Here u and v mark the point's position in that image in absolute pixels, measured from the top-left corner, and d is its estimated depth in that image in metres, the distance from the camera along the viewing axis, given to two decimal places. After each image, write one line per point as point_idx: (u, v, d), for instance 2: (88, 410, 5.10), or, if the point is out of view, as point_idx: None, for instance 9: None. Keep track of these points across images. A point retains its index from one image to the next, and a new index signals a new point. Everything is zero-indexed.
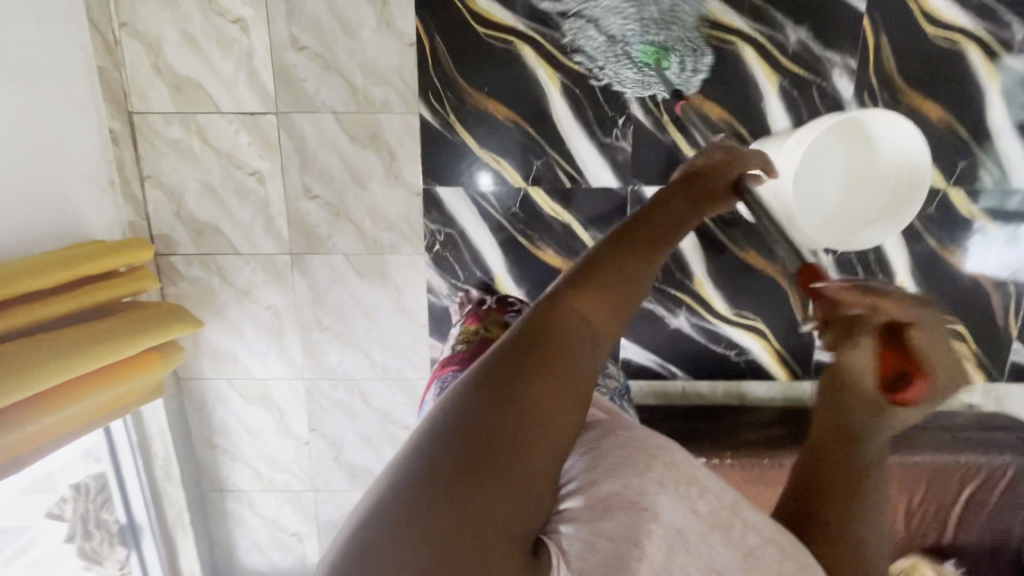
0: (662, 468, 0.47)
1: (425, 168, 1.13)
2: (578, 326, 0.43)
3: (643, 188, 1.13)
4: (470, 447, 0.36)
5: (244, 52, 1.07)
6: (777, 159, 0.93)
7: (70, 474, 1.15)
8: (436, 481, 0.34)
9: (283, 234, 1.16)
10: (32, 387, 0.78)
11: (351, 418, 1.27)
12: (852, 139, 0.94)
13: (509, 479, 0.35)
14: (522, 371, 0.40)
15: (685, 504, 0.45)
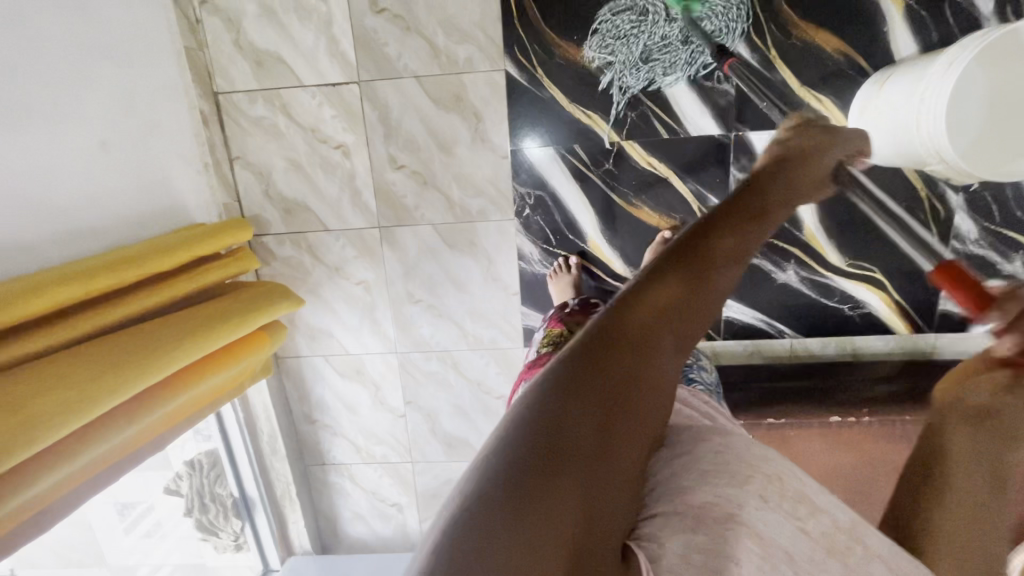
0: (764, 482, 0.43)
1: (512, 129, 1.07)
2: (653, 322, 0.42)
3: (748, 133, 1.05)
4: (552, 438, 0.33)
5: (323, 20, 1.04)
6: (918, 91, 0.84)
7: (183, 451, 1.18)
8: (522, 464, 0.32)
9: (371, 207, 1.14)
10: (174, 359, 0.78)
11: (445, 390, 1.27)
12: (1004, 58, 0.82)
13: (581, 468, 0.33)
14: (593, 357, 0.39)
15: (790, 520, 0.42)
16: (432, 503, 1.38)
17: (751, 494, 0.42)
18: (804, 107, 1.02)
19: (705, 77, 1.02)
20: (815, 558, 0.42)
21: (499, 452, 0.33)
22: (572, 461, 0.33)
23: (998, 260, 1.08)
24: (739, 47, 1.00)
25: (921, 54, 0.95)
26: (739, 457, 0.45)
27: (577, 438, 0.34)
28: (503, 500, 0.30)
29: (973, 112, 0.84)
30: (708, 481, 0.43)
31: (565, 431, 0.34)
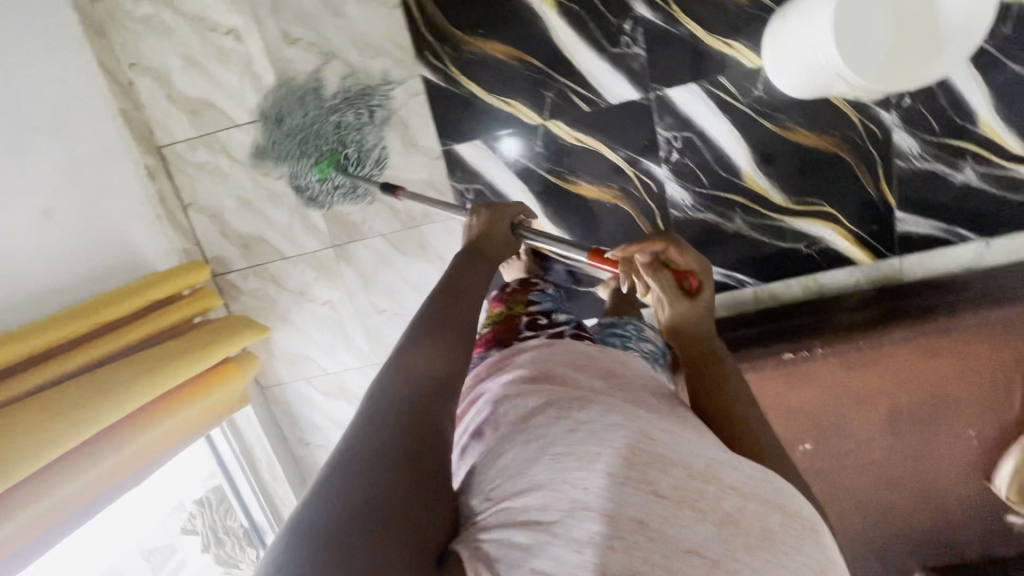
0: (610, 453, 0.41)
1: (440, 130, 1.10)
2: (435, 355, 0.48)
3: (667, 92, 1.05)
4: (378, 462, 0.37)
5: (243, 60, 1.09)
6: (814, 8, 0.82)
7: (192, 490, 1.23)
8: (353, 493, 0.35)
9: (322, 228, 1.18)
10: (128, 401, 0.86)
11: None
12: None
13: (405, 478, 0.38)
14: (396, 384, 0.44)
15: (639, 487, 0.39)
16: None
17: (598, 473, 0.40)
18: (716, 56, 1.02)
19: (613, 45, 1.03)
20: (670, 515, 0.39)
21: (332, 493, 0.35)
22: (397, 476, 0.38)
23: (947, 172, 1.05)
24: (640, 9, 1.01)
25: None
26: (587, 428, 0.41)
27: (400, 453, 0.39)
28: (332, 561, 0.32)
29: (872, 21, 0.81)
30: (545, 454, 0.41)
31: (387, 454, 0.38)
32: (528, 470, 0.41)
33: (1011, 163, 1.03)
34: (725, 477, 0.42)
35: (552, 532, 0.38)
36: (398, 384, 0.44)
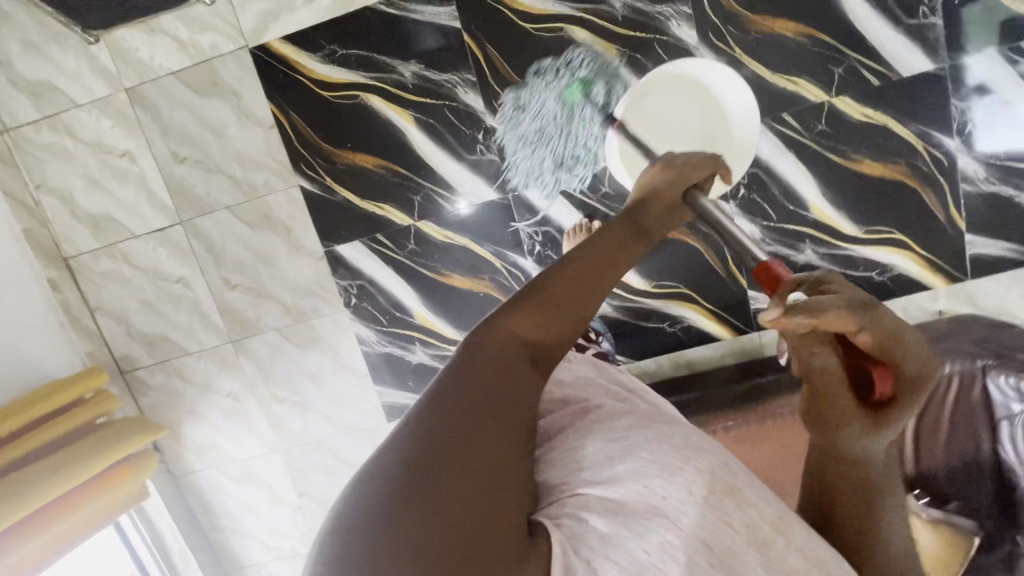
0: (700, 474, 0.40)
1: (319, 232, 1.19)
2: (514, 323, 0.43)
3: (523, 192, 1.14)
4: (443, 426, 0.35)
5: (139, 178, 1.19)
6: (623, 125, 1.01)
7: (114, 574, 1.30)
8: (422, 451, 0.34)
9: (220, 325, 1.26)
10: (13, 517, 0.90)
11: (331, 476, 1.34)
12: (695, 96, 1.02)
13: (485, 457, 0.35)
14: (488, 359, 0.40)
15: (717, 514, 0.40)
16: None
17: (677, 486, 0.39)
18: None
19: (469, 153, 1.13)
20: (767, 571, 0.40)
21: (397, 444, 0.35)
22: (483, 440, 0.36)
23: (789, 252, 1.13)
24: (490, 121, 1.10)
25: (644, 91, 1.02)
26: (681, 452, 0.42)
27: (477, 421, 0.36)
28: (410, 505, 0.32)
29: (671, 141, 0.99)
30: (630, 456, 0.41)
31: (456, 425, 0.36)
32: (611, 465, 0.41)
33: (845, 243, 1.11)
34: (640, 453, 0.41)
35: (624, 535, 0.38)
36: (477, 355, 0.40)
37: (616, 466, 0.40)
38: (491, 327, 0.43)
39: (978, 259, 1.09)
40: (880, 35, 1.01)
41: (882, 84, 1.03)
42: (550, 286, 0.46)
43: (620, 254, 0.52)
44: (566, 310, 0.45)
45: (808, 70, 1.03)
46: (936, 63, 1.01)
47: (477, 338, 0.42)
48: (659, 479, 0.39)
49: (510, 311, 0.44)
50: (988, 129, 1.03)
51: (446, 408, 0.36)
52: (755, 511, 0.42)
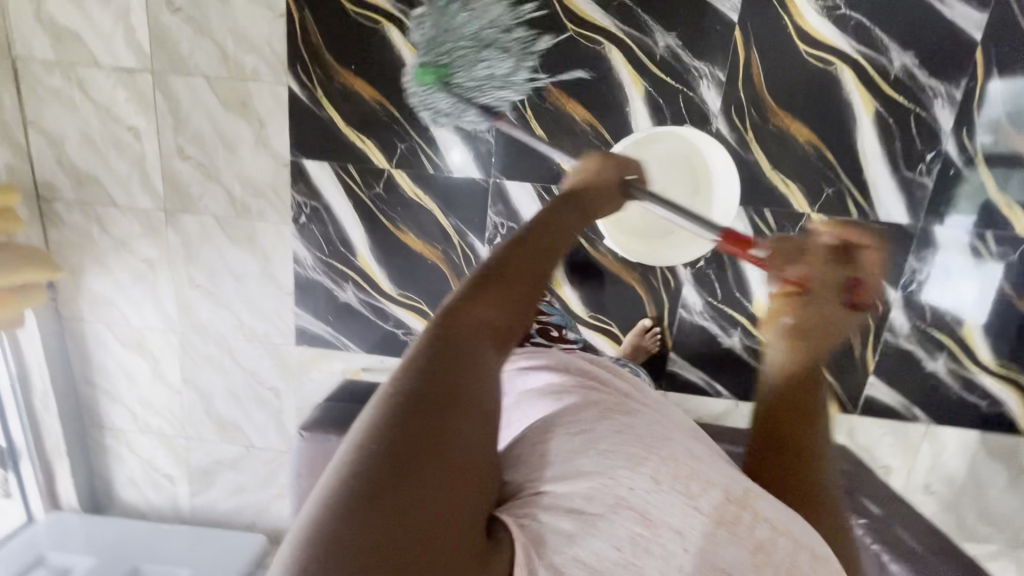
0: (659, 463, 0.44)
1: (292, 139, 1.14)
2: (478, 316, 0.39)
3: (504, 182, 1.13)
4: (400, 455, 0.31)
5: (121, 8, 1.09)
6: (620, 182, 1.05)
7: None
8: (377, 493, 0.30)
9: (158, 190, 1.20)
10: None
11: (220, 374, 1.33)
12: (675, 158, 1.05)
13: (476, 449, 0.34)
14: (445, 363, 0.36)
15: (681, 498, 0.43)
16: (201, 479, 1.42)
17: (642, 476, 0.43)
18: (554, 167, 1.11)
19: (468, 124, 1.10)
20: (709, 536, 0.42)
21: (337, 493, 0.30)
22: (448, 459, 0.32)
23: (719, 334, 1.18)
24: None
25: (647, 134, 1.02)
26: (643, 438, 0.46)
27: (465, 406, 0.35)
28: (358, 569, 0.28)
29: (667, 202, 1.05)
30: (592, 446, 0.44)
31: (442, 424, 0.33)
32: (574, 458, 0.43)
33: None
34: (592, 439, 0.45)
35: (595, 523, 0.40)
36: (436, 368, 0.36)
37: (580, 457, 0.43)
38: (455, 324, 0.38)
39: (871, 401, 1.19)
40: (876, 173, 1.05)
41: (859, 219, 1.08)
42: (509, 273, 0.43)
43: (562, 234, 0.51)
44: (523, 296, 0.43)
45: (802, 178, 1.06)
46: (911, 220, 1.07)
47: (435, 341, 0.37)
48: (623, 469, 0.42)
49: (472, 302, 0.40)
50: (934, 289, 1.10)
51: (404, 420, 0.33)
52: (713, 492, 0.44)
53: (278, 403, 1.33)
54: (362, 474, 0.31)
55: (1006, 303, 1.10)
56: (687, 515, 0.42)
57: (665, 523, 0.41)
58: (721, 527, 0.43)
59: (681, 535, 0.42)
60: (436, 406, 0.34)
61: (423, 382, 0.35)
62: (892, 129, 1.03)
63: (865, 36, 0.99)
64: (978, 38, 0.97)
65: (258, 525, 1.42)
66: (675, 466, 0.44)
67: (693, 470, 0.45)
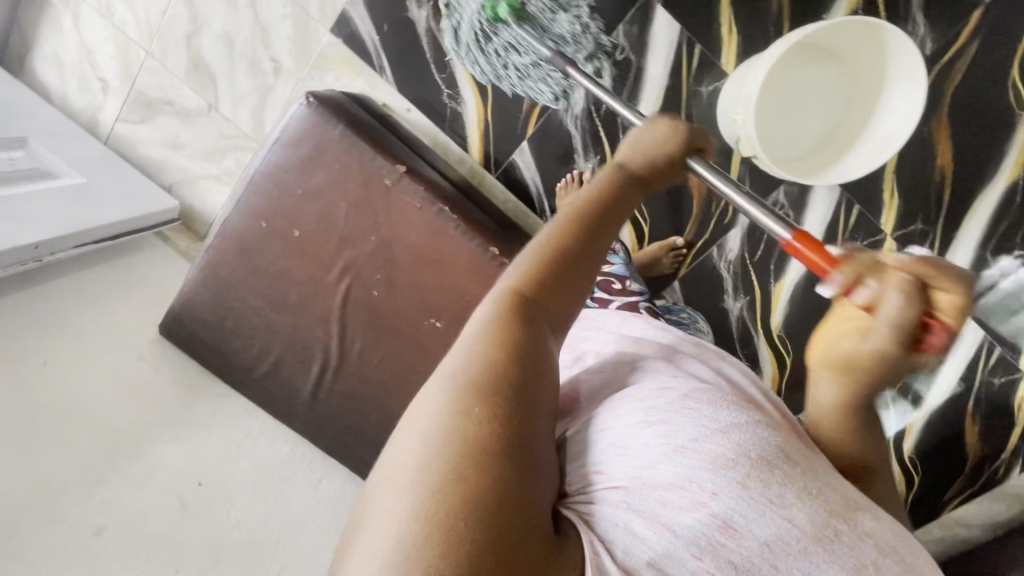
0: (753, 466, 0.41)
1: None
2: (538, 289, 0.46)
3: (657, 5, 0.97)
4: (483, 416, 0.37)
5: None
6: (770, 89, 0.85)
7: None
8: (467, 448, 0.36)
9: None
10: None
11: (228, 6, 1.09)
12: (818, 53, 0.86)
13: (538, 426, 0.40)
14: (508, 334, 0.42)
15: (777, 511, 0.39)
16: (137, 108, 1.20)
17: (729, 480, 0.39)
18: (713, 24, 0.96)
19: None
20: (800, 549, 0.39)
21: (436, 435, 0.37)
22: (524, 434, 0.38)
23: (726, 291, 1.16)
24: None
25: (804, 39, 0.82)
26: (764, 456, 0.42)
27: (514, 397, 0.39)
28: (448, 510, 0.33)
29: (824, 109, 0.88)
30: (678, 450, 0.41)
31: (508, 392, 0.39)
32: (654, 461, 0.41)
33: (761, 326, 1.15)
34: (677, 434, 0.42)
35: (671, 527, 0.38)
36: (504, 338, 0.42)
37: (664, 460, 0.41)
38: (518, 306, 0.44)
39: None
40: (966, 237, 1.01)
41: None
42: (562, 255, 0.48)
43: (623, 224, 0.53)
44: (574, 277, 0.48)
45: (909, 197, 1.01)
46: None
47: (506, 319, 0.43)
48: (706, 473, 0.40)
49: (527, 276, 0.47)
50: None
51: (485, 382, 0.39)
52: (808, 504, 0.41)
53: (271, 81, 1.13)
54: (455, 422, 0.37)
55: (957, 411, 1.13)
56: (776, 525, 0.39)
57: (751, 531, 0.39)
58: (814, 539, 0.39)
59: (773, 539, 0.39)
60: (502, 372, 0.40)
61: (499, 352, 0.41)
62: (1013, 209, 0.97)
63: None
64: None
65: (174, 192, 1.24)
66: (762, 464, 0.41)
67: (789, 474, 0.42)
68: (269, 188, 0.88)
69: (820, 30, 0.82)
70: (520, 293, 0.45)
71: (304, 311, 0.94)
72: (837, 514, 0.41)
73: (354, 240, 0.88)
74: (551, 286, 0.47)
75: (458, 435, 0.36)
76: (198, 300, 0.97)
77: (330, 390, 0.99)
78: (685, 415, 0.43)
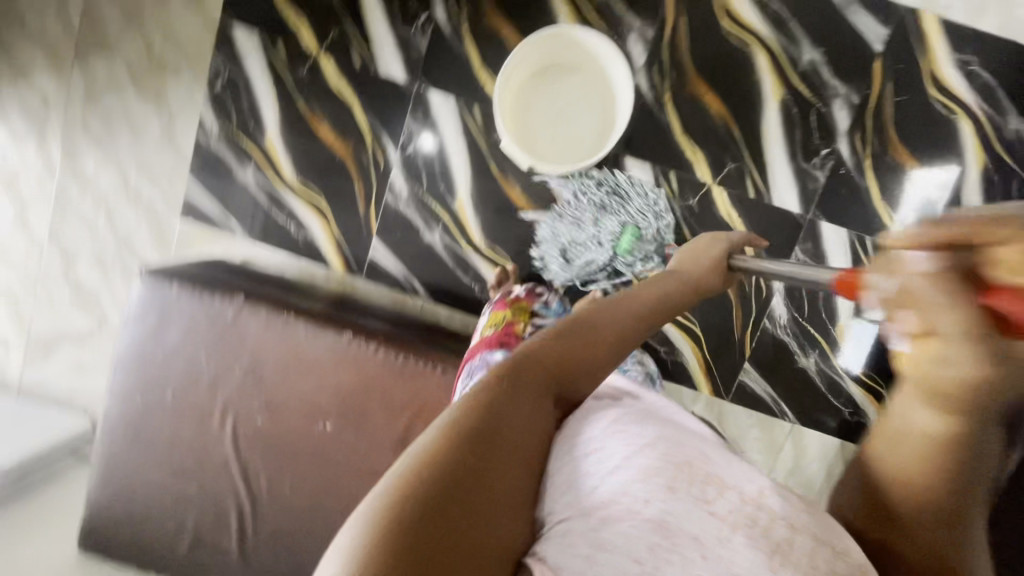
0: (677, 471, 0.44)
1: (226, 3, 1.13)
2: (551, 355, 0.47)
3: (428, 92, 1.13)
4: (456, 468, 0.38)
5: None
6: (527, 116, 1.05)
7: None
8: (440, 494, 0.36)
9: (72, 23, 1.16)
10: None
11: (90, 233, 1.23)
12: (558, 71, 1.06)
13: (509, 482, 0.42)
14: (503, 392, 0.43)
15: (695, 503, 0.42)
16: (39, 350, 1.28)
17: (656, 487, 0.43)
18: (478, 88, 1.12)
19: (404, 27, 1.11)
20: (719, 534, 0.42)
21: (418, 476, 0.36)
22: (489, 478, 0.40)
23: None
24: (437, 11, 1.10)
25: (524, 66, 1.02)
26: (691, 465, 0.45)
27: (485, 442, 0.40)
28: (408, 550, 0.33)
29: (582, 111, 1.06)
30: (614, 470, 0.44)
31: (490, 449, 0.40)
32: (592, 484, 0.44)
33: None
34: (636, 463, 0.44)
35: (607, 538, 0.41)
36: (497, 397, 0.42)
37: (600, 480, 0.44)
38: (519, 372, 0.45)
39: (743, 387, 1.20)
40: (774, 159, 1.10)
41: (755, 199, 1.11)
42: (573, 333, 0.48)
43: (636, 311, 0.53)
44: (574, 358, 0.48)
45: (707, 147, 1.10)
46: (802, 210, 1.10)
47: (502, 380, 0.44)
48: (637, 484, 0.43)
49: (533, 348, 0.47)
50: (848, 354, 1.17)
51: (472, 439, 0.39)
52: (728, 494, 0.44)
53: None
54: (430, 472, 0.37)
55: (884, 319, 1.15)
56: (704, 520, 0.42)
57: (683, 529, 0.41)
58: (734, 527, 0.42)
59: (701, 538, 0.41)
60: (494, 429, 0.41)
61: (489, 414, 0.41)
62: (795, 119, 1.09)
63: (781, 25, 1.07)
64: (878, 50, 1.06)
65: (90, 411, 1.29)
66: (681, 465, 0.45)
67: (711, 472, 0.45)
68: (137, 365, 0.93)
69: (540, 57, 1.04)
70: (523, 361, 0.46)
71: (203, 467, 0.94)
72: (750, 497, 0.44)
73: (224, 379, 0.92)
74: (551, 355, 0.47)
75: (434, 479, 0.36)
76: (106, 499, 0.97)
77: (255, 538, 0.95)
78: (618, 438, 0.46)
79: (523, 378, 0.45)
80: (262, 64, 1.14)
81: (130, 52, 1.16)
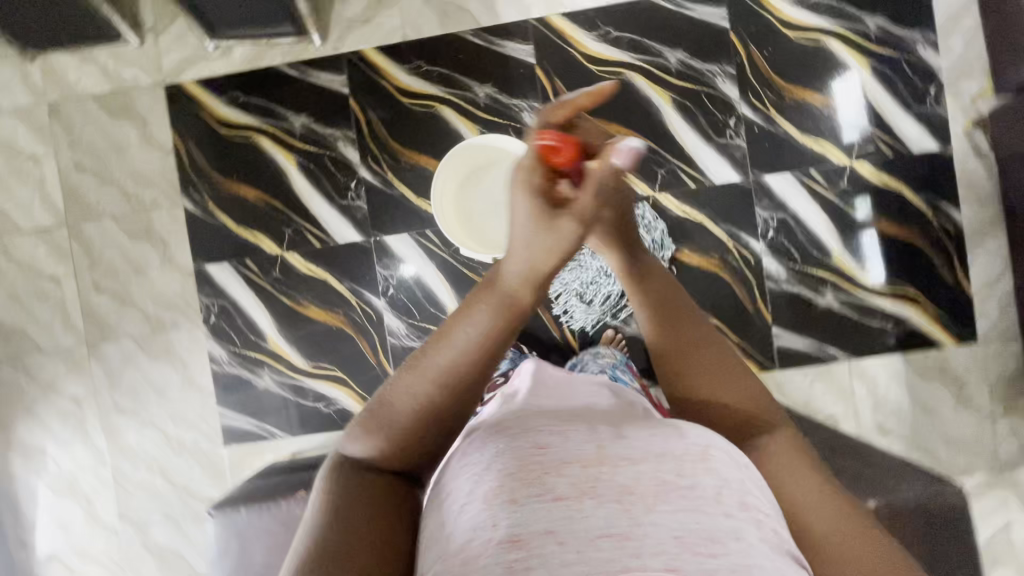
0: (514, 478, 0.47)
1: (193, 250, 1.28)
2: (414, 387, 0.55)
3: (384, 238, 1.25)
4: (336, 507, 0.52)
5: (38, 181, 1.29)
6: (473, 213, 1.18)
7: None
8: (334, 535, 0.49)
9: (78, 326, 1.30)
10: None
11: (154, 496, 1.30)
12: (479, 167, 1.18)
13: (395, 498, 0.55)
14: (377, 430, 0.56)
15: (535, 501, 0.45)
16: None
17: (501, 505, 0.45)
18: (424, 215, 1.24)
19: (341, 198, 1.25)
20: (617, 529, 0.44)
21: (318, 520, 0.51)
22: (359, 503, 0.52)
23: (619, 325, 1.22)
24: (363, 173, 1.24)
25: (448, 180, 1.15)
26: (530, 466, 0.48)
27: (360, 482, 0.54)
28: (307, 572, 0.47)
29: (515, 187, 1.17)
30: (469, 507, 0.46)
31: (363, 485, 0.54)
32: (451, 531, 0.46)
33: None
34: (481, 492, 0.46)
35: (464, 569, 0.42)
36: (370, 433, 0.56)
37: (456, 526, 0.46)
38: (391, 402, 0.56)
39: (782, 348, 1.22)
40: (694, 148, 1.21)
41: (698, 186, 1.22)
42: (434, 354, 0.55)
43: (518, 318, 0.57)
44: (444, 378, 0.55)
45: (636, 166, 1.22)
46: (743, 176, 1.21)
47: (376, 416, 0.56)
48: (481, 509, 0.45)
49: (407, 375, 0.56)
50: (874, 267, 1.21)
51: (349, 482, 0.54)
52: (563, 476, 0.47)
53: None
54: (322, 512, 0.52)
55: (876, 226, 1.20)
56: (547, 512, 0.44)
57: (533, 532, 0.43)
58: (584, 496, 0.46)
59: (553, 526, 0.43)
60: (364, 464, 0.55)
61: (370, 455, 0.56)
62: (691, 110, 1.21)
63: (639, 46, 1.21)
64: (727, 26, 1.20)
65: None
66: (521, 472, 0.47)
67: (547, 464, 0.48)
68: None
69: (458, 165, 1.16)
70: (400, 391, 0.56)
71: None
72: (592, 461, 0.49)
73: None
74: (423, 380, 0.55)
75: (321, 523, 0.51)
76: None
77: None
78: (466, 477, 0.49)
79: (398, 408, 0.56)
80: (253, 278, 1.27)
81: (133, 327, 1.30)
